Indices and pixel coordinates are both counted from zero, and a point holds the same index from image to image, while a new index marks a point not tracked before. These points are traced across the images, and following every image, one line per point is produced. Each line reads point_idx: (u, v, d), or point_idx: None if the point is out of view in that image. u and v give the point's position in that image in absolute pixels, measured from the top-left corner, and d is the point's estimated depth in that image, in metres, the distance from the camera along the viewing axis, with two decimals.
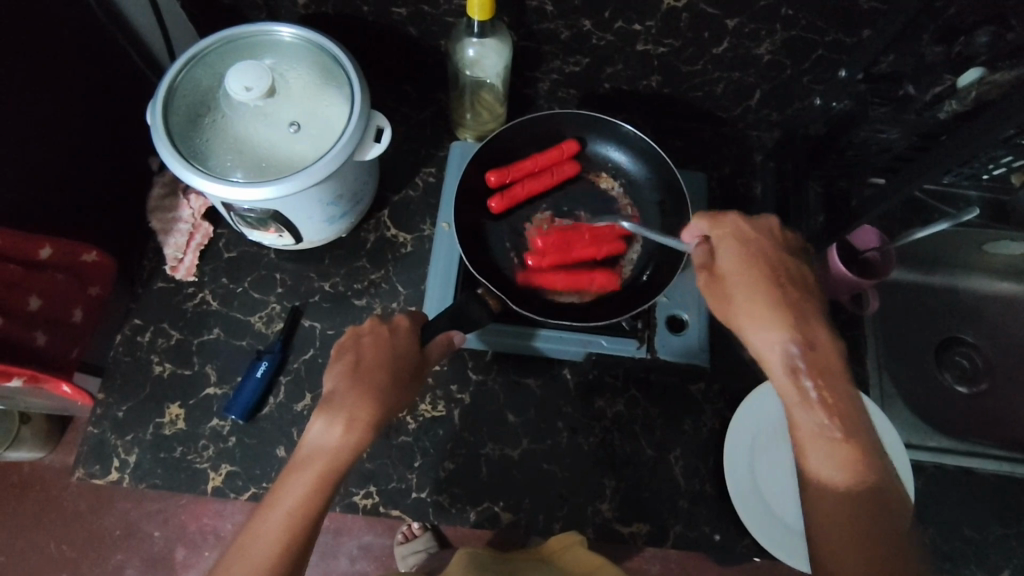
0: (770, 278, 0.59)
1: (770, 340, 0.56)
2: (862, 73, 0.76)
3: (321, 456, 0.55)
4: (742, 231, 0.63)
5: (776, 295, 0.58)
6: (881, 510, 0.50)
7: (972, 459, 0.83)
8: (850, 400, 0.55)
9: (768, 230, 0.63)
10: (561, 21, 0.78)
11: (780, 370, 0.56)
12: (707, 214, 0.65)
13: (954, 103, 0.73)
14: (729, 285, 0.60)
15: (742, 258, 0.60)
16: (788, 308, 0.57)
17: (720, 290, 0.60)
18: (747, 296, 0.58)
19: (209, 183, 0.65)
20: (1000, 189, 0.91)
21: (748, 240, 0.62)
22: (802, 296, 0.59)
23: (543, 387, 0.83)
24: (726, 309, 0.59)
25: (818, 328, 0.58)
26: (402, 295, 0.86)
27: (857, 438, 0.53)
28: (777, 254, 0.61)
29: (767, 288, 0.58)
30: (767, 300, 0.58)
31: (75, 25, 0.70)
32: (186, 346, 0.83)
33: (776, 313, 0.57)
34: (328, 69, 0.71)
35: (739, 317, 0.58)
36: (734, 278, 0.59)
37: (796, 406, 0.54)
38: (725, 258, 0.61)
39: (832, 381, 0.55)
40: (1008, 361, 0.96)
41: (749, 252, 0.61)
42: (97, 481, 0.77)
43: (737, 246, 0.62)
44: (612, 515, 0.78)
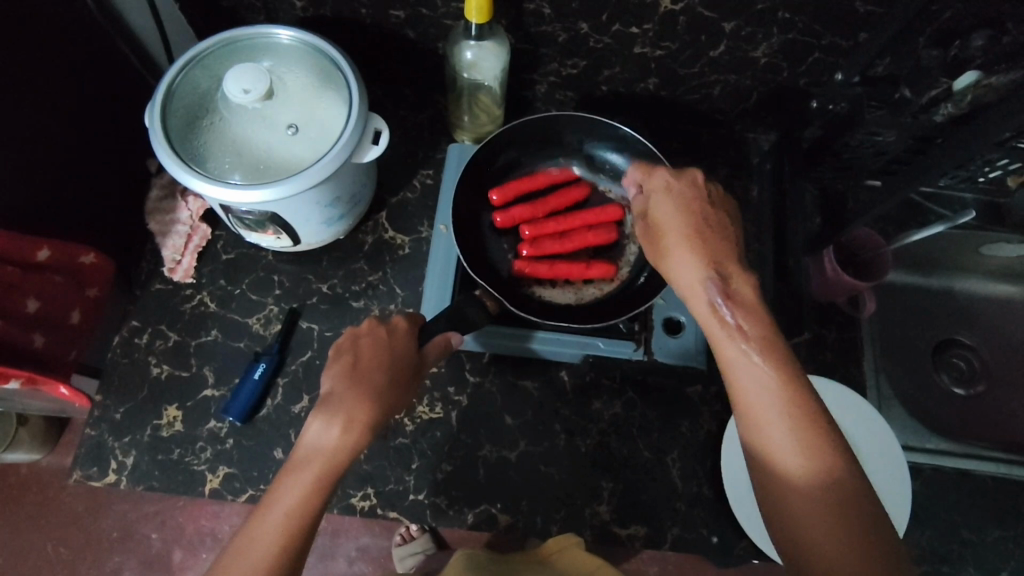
0: (697, 228, 0.58)
1: (694, 284, 0.56)
2: (858, 76, 0.75)
3: (318, 457, 0.54)
4: (671, 182, 0.61)
5: (699, 244, 0.57)
6: (815, 456, 0.47)
7: (969, 461, 0.83)
8: (774, 342, 0.52)
9: (696, 181, 0.61)
10: (558, 24, 0.78)
11: (708, 320, 0.54)
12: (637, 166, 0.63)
13: (950, 107, 0.71)
14: (662, 237, 0.59)
15: (670, 208, 0.59)
16: (711, 256, 0.56)
17: (655, 242, 0.59)
18: (678, 248, 0.57)
19: (207, 185, 0.65)
20: (997, 192, 0.87)
21: (675, 190, 0.60)
22: (722, 242, 0.57)
23: (541, 389, 0.83)
24: (663, 263, 0.59)
25: (743, 275, 0.56)
26: (399, 297, 0.86)
27: (784, 381, 0.50)
28: (700, 203, 0.59)
29: (690, 238, 0.57)
30: (689, 250, 0.57)
31: (73, 27, 0.70)
32: (184, 348, 0.83)
33: (701, 260, 0.56)
34: (327, 72, 0.71)
35: (671, 269, 0.58)
36: (665, 231, 0.59)
37: (724, 353, 0.53)
38: (655, 209, 0.60)
39: (759, 325, 0.53)
40: (1004, 363, 0.97)
41: (678, 203, 0.59)
42: (95, 483, 0.77)
43: (666, 197, 0.60)
44: (609, 517, 0.78)
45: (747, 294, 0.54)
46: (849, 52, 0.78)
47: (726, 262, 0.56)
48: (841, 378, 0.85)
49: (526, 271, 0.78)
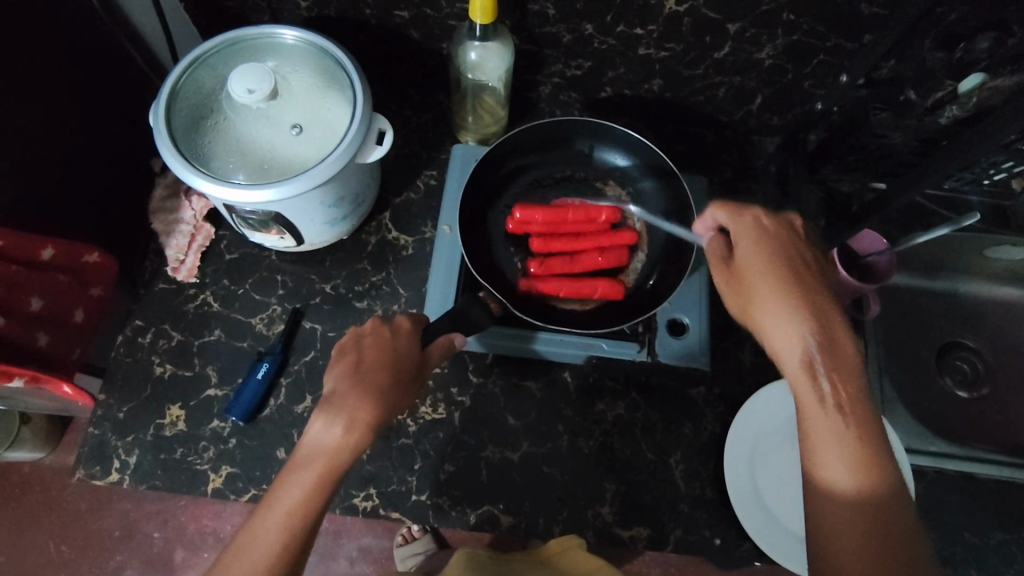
0: (793, 273, 0.56)
1: (783, 323, 0.54)
2: (863, 78, 0.77)
3: (319, 457, 0.54)
4: (764, 224, 0.60)
5: (794, 289, 0.55)
6: (882, 512, 0.48)
7: (974, 465, 0.82)
8: (863, 398, 0.52)
9: (791, 225, 0.60)
10: (562, 25, 0.78)
11: (793, 365, 0.53)
12: (720, 206, 0.62)
13: (954, 109, 0.71)
14: (749, 277, 0.57)
15: (763, 251, 0.58)
16: (806, 302, 0.55)
17: (742, 280, 0.58)
18: (769, 290, 0.55)
19: (211, 185, 0.65)
20: (1001, 196, 0.88)
21: (770, 232, 0.59)
22: (821, 291, 0.56)
23: (544, 391, 0.83)
24: (745, 299, 0.57)
25: (844, 329, 0.54)
26: (402, 298, 0.86)
27: (869, 439, 0.50)
28: (797, 249, 0.58)
29: (785, 283, 0.55)
30: (782, 293, 0.55)
31: (78, 27, 0.70)
32: (187, 347, 0.83)
33: (793, 300, 0.55)
34: (331, 72, 0.72)
35: (756, 310, 0.56)
36: (757, 271, 0.57)
37: (808, 402, 0.52)
38: (745, 247, 0.59)
39: (852, 380, 0.52)
40: (1008, 366, 0.96)
41: (772, 247, 0.58)
42: (97, 482, 0.77)
43: (760, 238, 0.59)
44: (612, 518, 0.78)
45: (845, 346, 0.53)
46: (854, 54, 0.77)
47: (825, 311, 0.54)
48: None
49: (532, 288, 0.78)
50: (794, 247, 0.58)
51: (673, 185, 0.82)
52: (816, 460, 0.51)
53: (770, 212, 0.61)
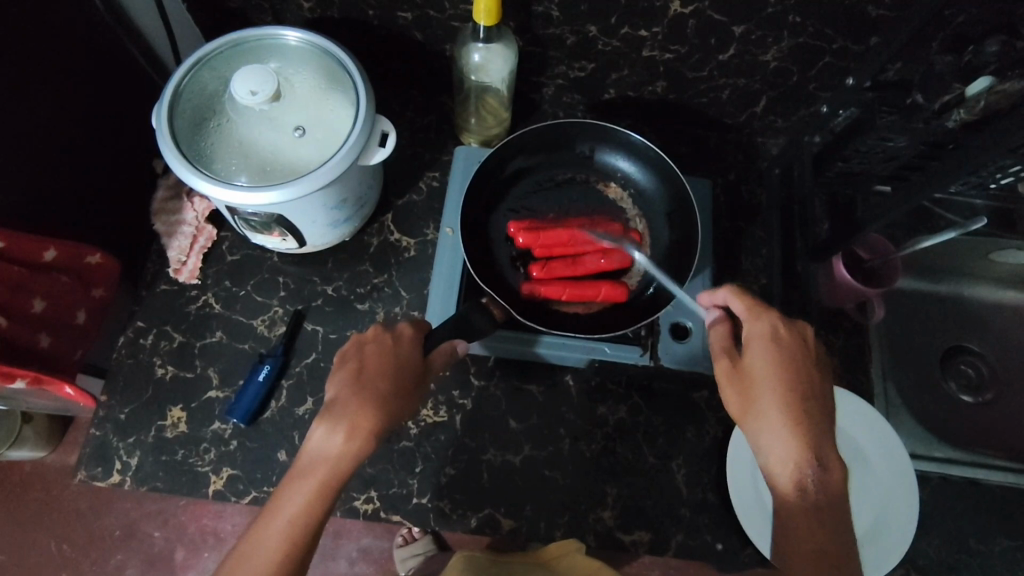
0: (797, 392, 0.55)
1: (781, 442, 0.54)
2: (869, 81, 0.74)
3: (321, 465, 0.54)
4: (778, 332, 0.58)
5: (795, 411, 0.54)
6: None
7: (979, 471, 0.82)
8: (846, 521, 0.52)
9: (804, 335, 0.58)
10: (567, 27, 0.78)
11: (784, 478, 0.54)
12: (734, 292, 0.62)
13: (962, 113, 0.70)
14: (753, 389, 0.56)
15: (773, 362, 0.56)
16: (804, 425, 0.54)
17: (744, 387, 0.57)
18: (770, 408, 0.55)
19: (213, 187, 0.65)
20: (1007, 199, 0.86)
21: (781, 342, 0.57)
22: (821, 410, 0.55)
23: (546, 394, 0.83)
24: (747, 405, 0.56)
25: (835, 451, 0.54)
26: (404, 300, 0.86)
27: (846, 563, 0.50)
28: (807, 365, 0.56)
29: (788, 403, 0.54)
30: (782, 413, 0.54)
31: (81, 28, 0.70)
32: (188, 349, 0.83)
33: (793, 425, 0.54)
34: (334, 73, 0.71)
35: (754, 423, 0.56)
36: (761, 383, 0.56)
37: (794, 518, 0.53)
38: (754, 358, 0.57)
39: (833, 502, 0.52)
40: (1013, 371, 0.96)
41: (784, 359, 0.56)
42: (99, 483, 0.77)
43: (770, 349, 0.57)
44: (613, 522, 0.78)
45: (834, 468, 0.53)
46: (860, 56, 0.77)
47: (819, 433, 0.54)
48: (849, 385, 0.85)
49: (535, 292, 0.77)
50: (802, 358, 0.57)
51: (676, 187, 0.81)
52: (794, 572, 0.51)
53: (784, 321, 0.58)
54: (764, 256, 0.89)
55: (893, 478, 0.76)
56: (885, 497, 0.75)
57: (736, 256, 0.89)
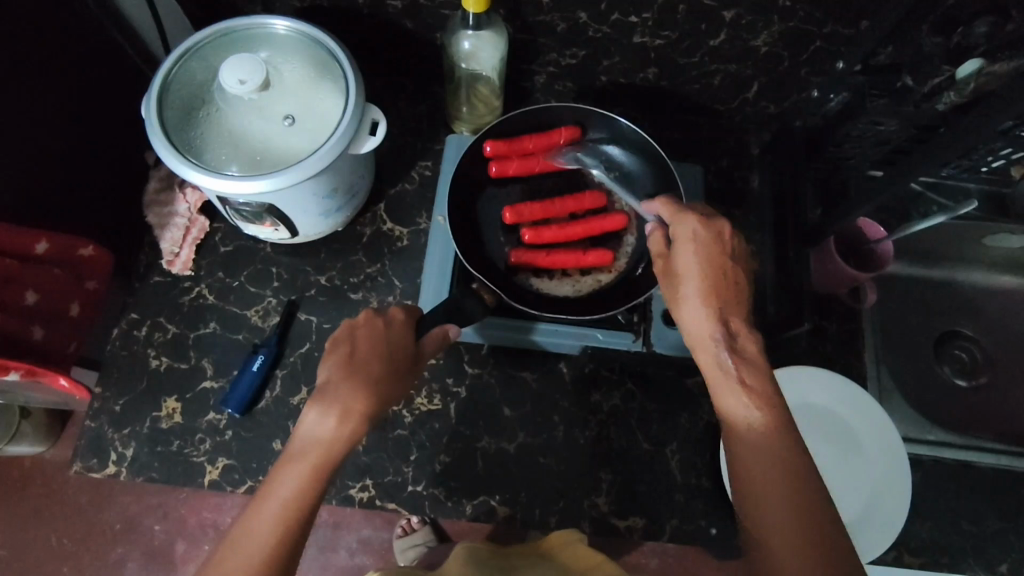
0: (716, 285, 0.56)
1: (703, 329, 0.55)
2: (859, 64, 0.76)
3: (313, 449, 0.55)
4: (696, 231, 0.58)
5: (713, 298, 0.56)
6: (807, 507, 0.47)
7: (970, 453, 0.83)
8: (788, 420, 0.51)
9: (725, 232, 0.58)
10: (557, 14, 0.78)
11: (712, 365, 0.54)
12: (661, 200, 0.63)
13: (953, 95, 0.70)
14: (677, 281, 0.58)
15: (692, 254, 0.57)
16: (725, 309, 0.56)
17: (670, 281, 0.58)
18: (692, 298, 0.56)
19: (204, 177, 0.65)
20: (999, 182, 0.86)
21: (698, 242, 0.57)
22: (734, 295, 0.57)
23: (540, 382, 0.83)
24: (675, 305, 0.58)
25: (751, 335, 0.55)
26: (398, 289, 0.86)
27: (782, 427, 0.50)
28: (724, 259, 0.57)
29: (711, 294, 0.56)
30: (703, 300, 0.56)
31: (72, 20, 0.70)
32: (183, 340, 0.83)
33: (712, 312, 0.55)
34: (324, 62, 0.71)
35: (681, 316, 0.57)
36: (685, 278, 0.57)
37: (739, 433, 0.51)
38: (677, 253, 0.58)
39: (757, 378, 0.53)
40: (1006, 355, 0.96)
41: (703, 257, 0.57)
42: (95, 474, 0.77)
43: (689, 245, 0.58)
44: (608, 508, 0.78)
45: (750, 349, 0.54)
46: (851, 41, 0.77)
47: (740, 321, 0.56)
48: (841, 370, 0.85)
49: (522, 260, 0.78)
50: (720, 248, 0.57)
51: (664, 174, 0.81)
52: (743, 479, 0.49)
53: (702, 217, 0.59)
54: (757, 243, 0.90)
55: (886, 440, 0.77)
56: (883, 478, 0.75)
57: None
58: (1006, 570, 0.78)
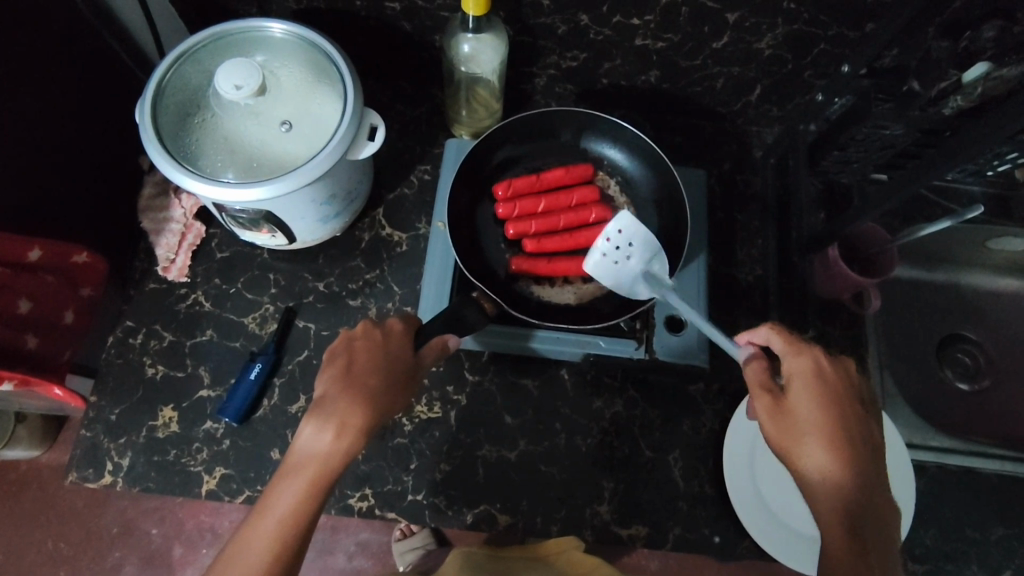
0: (845, 431, 0.53)
1: (830, 481, 0.51)
2: (865, 68, 0.75)
3: (311, 464, 0.53)
4: (819, 365, 0.56)
5: (841, 448, 0.52)
6: None
7: (973, 459, 0.82)
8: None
9: (849, 371, 0.57)
10: (558, 16, 0.77)
11: (833, 521, 0.49)
12: (769, 328, 0.60)
13: (959, 100, 0.68)
14: (796, 422, 0.54)
15: (815, 398, 0.54)
16: (848, 457, 0.52)
17: (785, 421, 0.54)
18: (815, 440, 0.52)
19: (199, 184, 0.64)
20: (1004, 185, 0.86)
21: (820, 381, 0.55)
22: (861, 446, 0.53)
23: (541, 389, 0.82)
24: (789, 446, 0.54)
25: (881, 497, 0.51)
26: (397, 295, 0.85)
27: (877, 562, 0.48)
28: (851, 403, 0.55)
29: (835, 443, 0.52)
30: (828, 448, 0.52)
31: (64, 23, 0.69)
32: (179, 348, 0.82)
33: (844, 469, 0.51)
34: (321, 65, 0.70)
35: (799, 457, 0.53)
36: (806, 421, 0.54)
37: None
38: (797, 394, 0.55)
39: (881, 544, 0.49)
40: (1008, 358, 0.96)
41: (822, 394, 0.54)
42: (90, 484, 0.76)
43: (810, 384, 0.55)
44: (610, 516, 0.77)
45: (882, 510, 0.50)
46: (856, 43, 0.76)
47: (868, 476, 0.52)
48: None
49: (523, 268, 0.77)
50: (845, 396, 0.55)
51: (666, 178, 0.81)
52: None
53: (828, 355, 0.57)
54: (759, 247, 0.89)
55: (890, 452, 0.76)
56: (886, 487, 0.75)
57: (732, 248, 0.88)
58: None
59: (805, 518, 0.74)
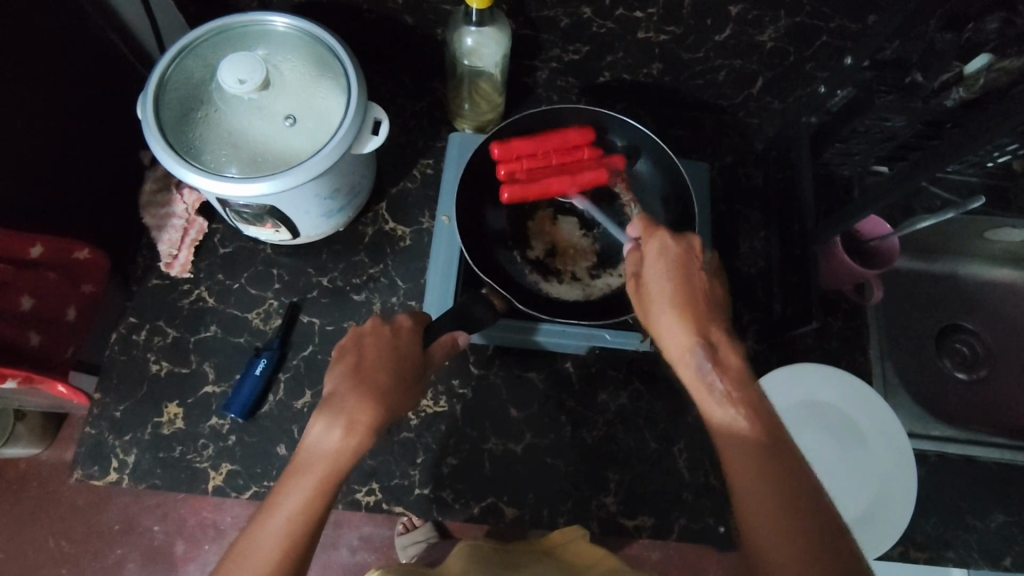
0: (690, 296, 0.57)
1: (681, 351, 0.55)
2: (867, 60, 0.72)
3: (320, 462, 0.54)
4: (666, 246, 0.59)
5: (692, 313, 0.56)
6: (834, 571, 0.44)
7: (975, 448, 0.83)
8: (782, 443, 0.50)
9: (692, 245, 0.60)
10: (560, 9, 0.77)
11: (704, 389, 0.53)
12: (640, 221, 0.62)
13: (961, 91, 0.71)
14: (652, 302, 0.58)
15: (661, 273, 0.58)
16: (698, 319, 0.56)
17: (646, 307, 0.59)
18: (666, 316, 0.56)
19: (203, 179, 0.63)
20: (1003, 176, 0.88)
21: (672, 254, 0.59)
22: (708, 306, 0.57)
23: (545, 382, 0.82)
24: (652, 327, 0.58)
25: (729, 344, 0.55)
26: (401, 290, 0.85)
27: (734, 375, 0.53)
28: (696, 272, 0.58)
29: (682, 305, 0.56)
30: (677, 317, 0.56)
31: (65, 17, 0.68)
32: (183, 344, 0.81)
33: (689, 329, 0.55)
34: (324, 60, 0.70)
35: (660, 333, 0.57)
36: (657, 300, 0.57)
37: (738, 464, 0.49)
38: (649, 274, 0.59)
39: (745, 394, 0.52)
40: (1006, 348, 0.97)
41: (671, 267, 0.58)
42: (96, 482, 0.76)
43: (659, 261, 0.59)
44: (616, 508, 0.78)
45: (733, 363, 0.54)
46: (858, 35, 0.76)
47: (717, 327, 0.56)
48: (847, 366, 0.85)
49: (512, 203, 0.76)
50: (692, 267, 0.58)
51: (669, 171, 0.81)
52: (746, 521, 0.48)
53: (673, 234, 0.61)
54: (761, 239, 0.89)
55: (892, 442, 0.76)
56: (887, 477, 0.75)
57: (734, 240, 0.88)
58: (1009, 563, 0.79)
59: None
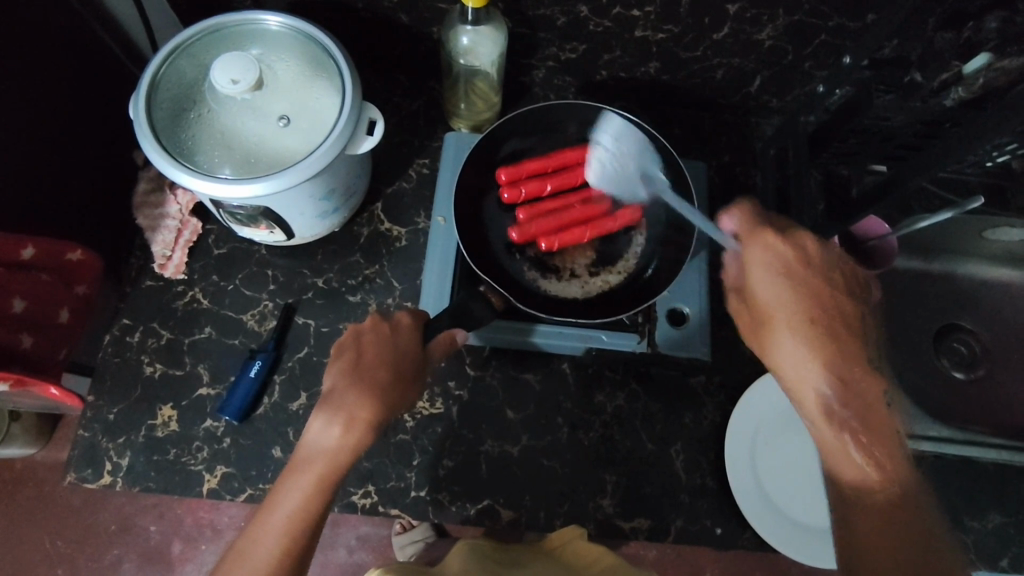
0: (813, 311, 0.59)
1: (806, 372, 0.58)
2: (866, 60, 0.72)
3: (319, 459, 0.54)
4: (785, 253, 0.61)
5: (815, 333, 0.59)
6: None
7: (970, 449, 0.82)
8: (903, 473, 0.54)
9: (807, 246, 0.61)
10: (557, 8, 0.76)
11: (823, 405, 0.58)
12: (739, 212, 0.64)
13: (961, 91, 0.69)
14: (770, 317, 0.61)
15: (780, 285, 0.60)
16: (823, 341, 0.58)
17: (759, 317, 0.62)
18: (789, 333, 0.59)
19: (196, 180, 0.63)
20: (1002, 175, 0.86)
21: (787, 264, 0.61)
22: (839, 325, 0.59)
23: (542, 383, 0.82)
24: (765, 338, 0.61)
25: (858, 367, 0.58)
26: (397, 291, 0.84)
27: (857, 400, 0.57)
28: (818, 283, 0.60)
29: (806, 323, 0.59)
30: (800, 339, 0.59)
31: (55, 16, 0.67)
32: (177, 346, 0.81)
33: (814, 349, 0.58)
34: (319, 59, 0.69)
35: (779, 347, 0.60)
36: (775, 313, 0.60)
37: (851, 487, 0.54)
38: (765, 284, 0.61)
39: (865, 419, 0.56)
40: (1005, 348, 0.97)
41: (789, 281, 0.60)
42: (89, 485, 0.75)
43: (767, 264, 0.61)
44: (613, 510, 0.78)
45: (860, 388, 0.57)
46: (858, 34, 0.75)
47: (841, 346, 0.58)
48: None
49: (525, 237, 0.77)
50: (814, 274, 0.60)
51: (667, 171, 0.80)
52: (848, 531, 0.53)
53: (784, 236, 0.62)
54: None
55: None
56: None
57: None
58: (1007, 564, 0.79)
59: (805, 510, 0.76)
